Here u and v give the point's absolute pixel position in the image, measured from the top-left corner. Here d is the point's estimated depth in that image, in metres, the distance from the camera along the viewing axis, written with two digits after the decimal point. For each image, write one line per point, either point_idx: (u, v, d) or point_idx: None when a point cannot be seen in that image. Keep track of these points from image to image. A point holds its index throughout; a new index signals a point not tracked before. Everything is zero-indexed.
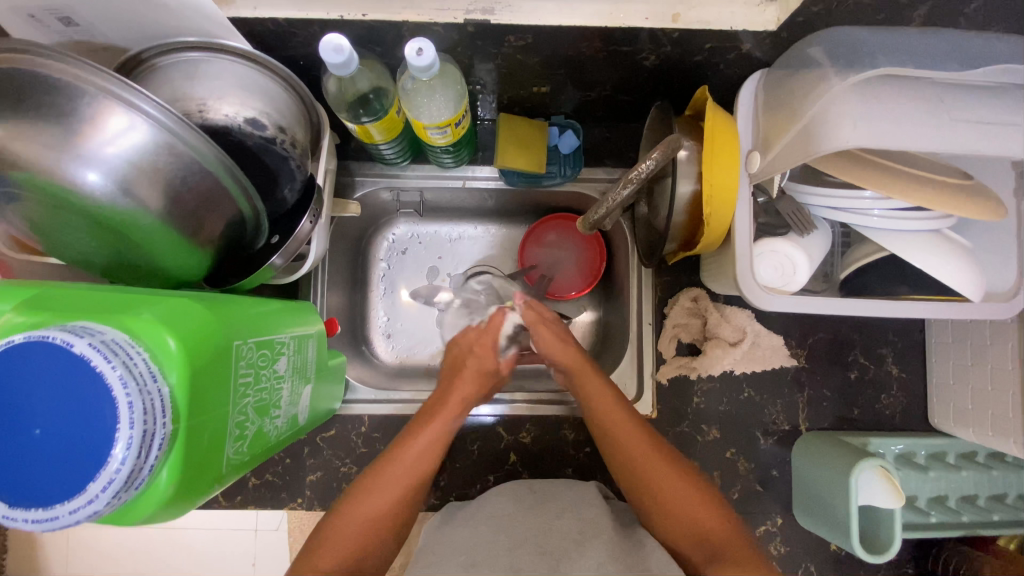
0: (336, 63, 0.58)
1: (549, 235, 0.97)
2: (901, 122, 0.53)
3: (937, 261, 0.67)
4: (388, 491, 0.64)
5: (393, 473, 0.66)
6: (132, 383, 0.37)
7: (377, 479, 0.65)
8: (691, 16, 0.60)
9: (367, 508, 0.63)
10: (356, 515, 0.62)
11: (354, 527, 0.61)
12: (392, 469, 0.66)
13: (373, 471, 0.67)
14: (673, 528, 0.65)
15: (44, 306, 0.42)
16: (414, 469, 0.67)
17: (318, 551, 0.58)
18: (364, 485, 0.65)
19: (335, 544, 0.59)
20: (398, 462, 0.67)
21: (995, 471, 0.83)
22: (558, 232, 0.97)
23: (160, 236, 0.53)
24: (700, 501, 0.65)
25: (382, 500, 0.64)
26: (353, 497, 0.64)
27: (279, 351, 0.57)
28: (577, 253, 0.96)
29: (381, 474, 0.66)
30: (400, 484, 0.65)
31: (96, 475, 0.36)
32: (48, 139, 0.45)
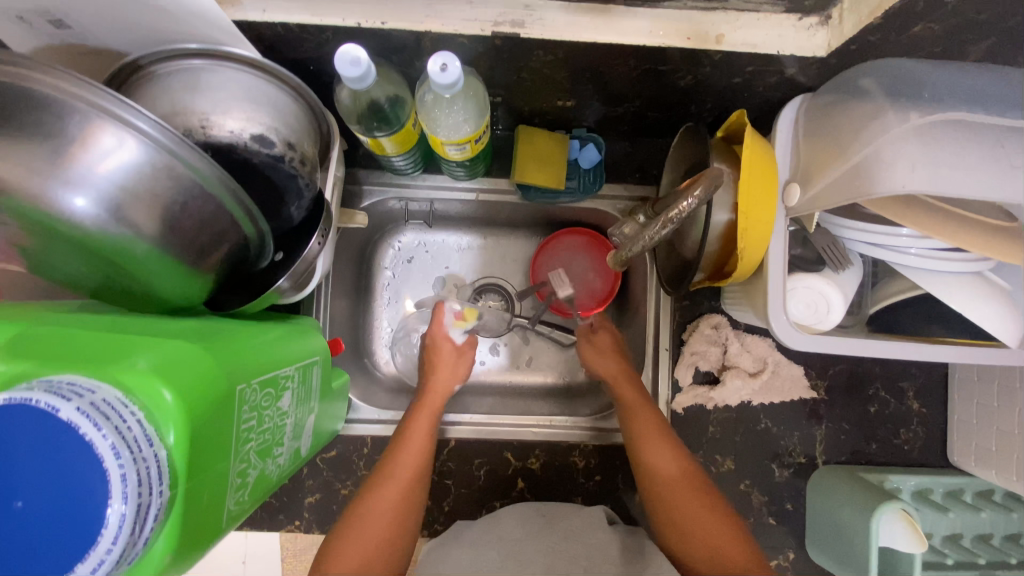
0: (353, 76, 0.53)
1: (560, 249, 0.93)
2: (958, 166, 0.50)
3: (978, 304, 0.63)
4: (392, 488, 0.65)
5: (393, 471, 0.67)
6: (125, 452, 0.33)
7: (378, 483, 0.66)
8: (735, 38, 0.56)
9: (371, 509, 0.63)
10: (365, 519, 0.62)
11: (360, 533, 0.61)
12: (390, 469, 0.67)
13: (372, 476, 0.67)
14: (689, 541, 0.64)
15: (26, 351, 0.38)
16: (413, 463, 0.68)
17: (332, 561, 0.58)
18: (364, 491, 0.65)
19: (346, 551, 0.59)
20: (396, 459, 0.68)
21: (1014, 513, 0.80)
22: (576, 246, 0.93)
23: (156, 264, 0.48)
24: (717, 520, 0.64)
25: (387, 501, 0.64)
26: (357, 504, 0.64)
27: (284, 386, 0.53)
28: (591, 268, 0.92)
29: (380, 476, 0.66)
30: (401, 480, 0.66)
31: (85, 555, 0.32)
32: (31, 160, 0.41)
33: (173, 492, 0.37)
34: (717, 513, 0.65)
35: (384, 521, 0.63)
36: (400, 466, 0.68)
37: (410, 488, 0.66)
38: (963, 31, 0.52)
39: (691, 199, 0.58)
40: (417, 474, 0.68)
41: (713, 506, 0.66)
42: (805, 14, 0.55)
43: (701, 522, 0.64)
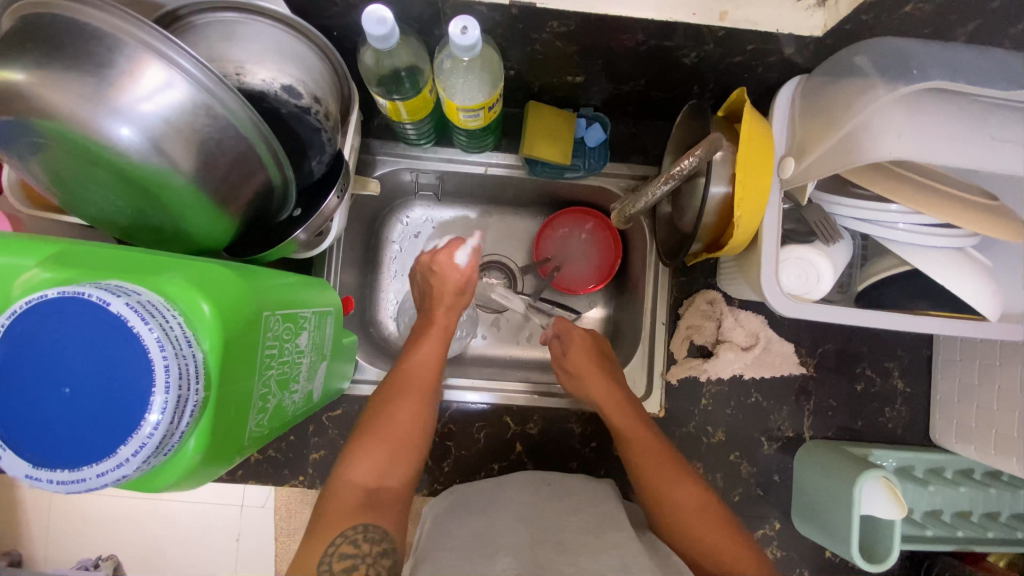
0: (378, 36, 0.56)
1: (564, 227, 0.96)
2: (940, 138, 0.54)
3: (960, 278, 0.67)
4: (411, 401, 0.69)
5: (407, 387, 0.70)
6: (169, 347, 0.36)
7: (395, 397, 0.69)
8: (738, 15, 0.60)
9: (391, 420, 0.67)
10: (384, 429, 0.66)
11: (380, 443, 0.65)
12: (408, 385, 0.71)
13: (387, 391, 0.70)
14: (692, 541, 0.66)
15: (74, 262, 0.41)
16: (425, 379, 0.72)
17: (353, 463, 0.63)
18: (380, 402, 0.69)
19: (367, 457, 0.64)
20: (410, 376, 0.72)
21: (992, 489, 0.83)
22: (579, 225, 0.96)
23: (190, 199, 0.51)
24: (728, 538, 0.65)
25: (405, 414, 0.68)
26: (375, 416, 0.67)
27: (302, 325, 0.56)
28: (594, 244, 0.96)
29: (396, 391, 0.70)
30: (417, 393, 0.70)
31: (128, 438, 0.35)
32: (81, 89, 0.44)
33: (207, 395, 0.39)
34: (725, 531, 0.66)
35: (404, 430, 0.67)
36: (416, 380, 0.72)
37: (424, 403, 0.70)
38: (949, 12, 0.56)
39: (691, 158, 0.64)
40: (428, 388, 0.72)
41: (720, 520, 0.67)
42: None
43: (708, 535, 0.65)
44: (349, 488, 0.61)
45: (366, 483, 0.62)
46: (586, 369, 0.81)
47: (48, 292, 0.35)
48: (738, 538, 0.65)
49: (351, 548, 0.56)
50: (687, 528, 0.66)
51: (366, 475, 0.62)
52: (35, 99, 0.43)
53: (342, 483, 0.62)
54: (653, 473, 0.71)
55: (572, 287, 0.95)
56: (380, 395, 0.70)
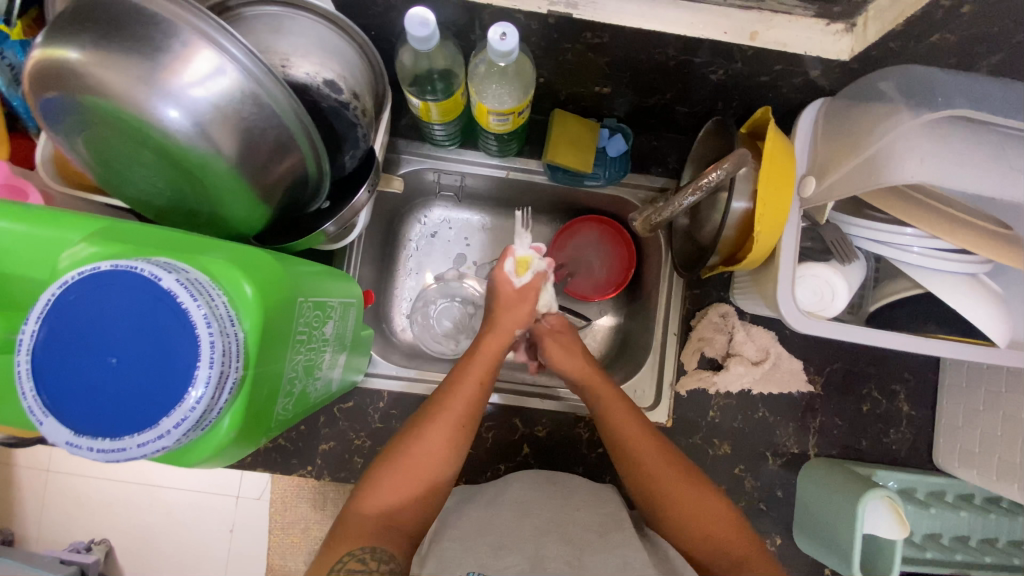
0: (420, 37, 0.58)
1: (578, 236, 0.98)
2: (961, 164, 0.55)
3: (972, 303, 0.68)
4: (438, 433, 0.68)
5: (437, 427, 0.69)
6: (215, 324, 0.37)
7: (424, 431, 0.68)
8: (768, 36, 0.62)
9: (413, 456, 0.67)
10: (408, 460, 0.66)
11: (399, 478, 0.65)
12: (440, 420, 0.69)
13: (415, 428, 0.69)
14: (681, 527, 0.66)
15: (121, 238, 0.42)
16: (460, 413, 0.71)
17: (371, 490, 0.64)
18: (410, 433, 0.68)
19: (386, 489, 0.64)
20: (447, 407, 0.70)
21: (991, 515, 0.84)
22: (592, 233, 0.97)
23: (231, 185, 0.52)
24: (717, 507, 0.66)
25: (429, 452, 0.67)
26: (400, 448, 0.67)
27: (330, 313, 0.57)
28: (605, 255, 0.97)
29: (425, 427, 0.69)
30: (449, 425, 0.69)
31: (171, 410, 0.36)
32: (136, 71, 0.45)
33: (245, 373, 0.40)
34: (712, 498, 0.68)
35: (424, 466, 0.67)
36: (449, 415, 0.70)
37: (453, 439, 0.69)
38: (975, 44, 0.57)
39: (716, 172, 0.66)
40: (462, 424, 0.70)
41: (709, 492, 0.68)
42: (832, 21, 0.61)
43: (706, 514, 0.66)
44: (358, 518, 0.62)
45: (380, 513, 0.63)
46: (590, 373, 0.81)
47: (99, 265, 0.36)
48: (720, 499, 0.68)
49: (359, 564, 0.57)
50: (686, 524, 0.66)
51: (379, 506, 0.63)
52: (91, 79, 0.45)
53: (357, 510, 0.63)
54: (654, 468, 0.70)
55: (585, 295, 0.96)
56: (411, 424, 0.70)
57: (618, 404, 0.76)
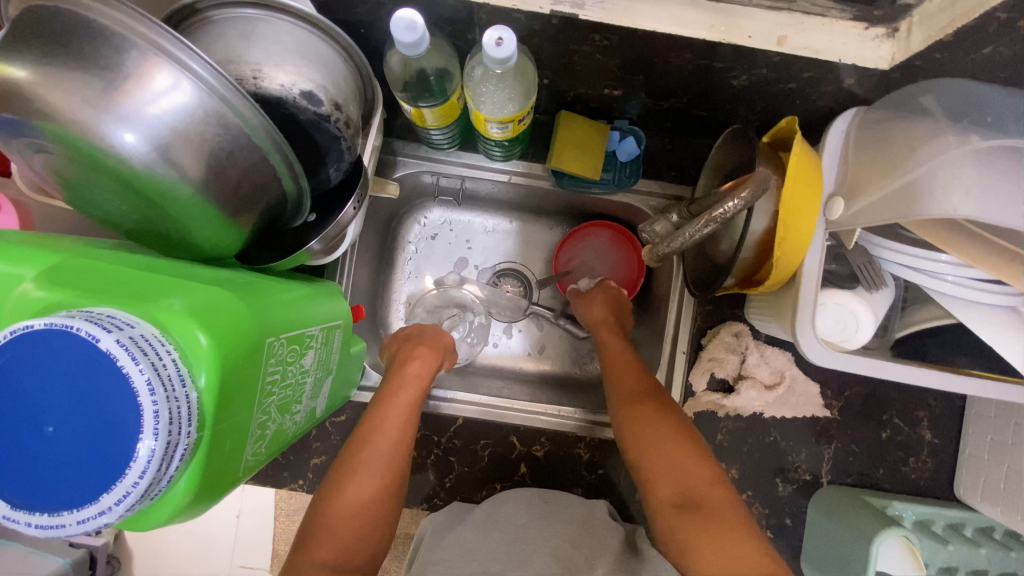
0: (407, 42, 0.52)
1: (585, 243, 0.93)
2: (1011, 197, 0.49)
3: (1009, 339, 0.62)
4: (377, 467, 0.65)
5: (376, 455, 0.66)
6: (159, 389, 0.33)
7: (363, 463, 0.65)
8: (798, 41, 0.55)
9: (354, 492, 0.63)
10: (349, 497, 0.62)
11: (344, 514, 0.61)
12: (377, 445, 0.66)
13: (352, 462, 0.65)
14: (653, 485, 0.63)
15: (70, 281, 0.38)
16: (398, 434, 0.69)
17: (319, 537, 0.59)
18: (347, 468, 0.64)
19: (330, 533, 0.59)
20: (384, 431, 0.68)
21: (1013, 552, 0.78)
22: (608, 241, 0.92)
23: (198, 210, 0.48)
24: (692, 457, 0.63)
25: (370, 482, 0.64)
26: (339, 486, 0.63)
27: (308, 344, 0.53)
28: (615, 263, 0.93)
29: (361, 457, 0.65)
30: (389, 459, 0.66)
31: (112, 486, 0.32)
32: (85, 92, 0.40)
33: (200, 435, 0.37)
34: (693, 453, 0.63)
35: (369, 500, 0.63)
36: (385, 441, 0.67)
37: (392, 463, 0.66)
38: None
39: (737, 201, 0.59)
40: (401, 447, 0.68)
41: (693, 446, 0.64)
42: (872, 25, 0.54)
43: (681, 466, 0.62)
44: (310, 567, 0.56)
45: (330, 559, 0.57)
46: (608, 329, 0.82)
47: (34, 323, 0.33)
48: (703, 457, 0.63)
49: None
50: (660, 482, 0.62)
51: (327, 552, 0.57)
52: (35, 99, 0.40)
53: (304, 560, 0.56)
54: (638, 422, 0.68)
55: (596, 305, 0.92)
56: (346, 460, 0.65)
57: (628, 371, 0.75)
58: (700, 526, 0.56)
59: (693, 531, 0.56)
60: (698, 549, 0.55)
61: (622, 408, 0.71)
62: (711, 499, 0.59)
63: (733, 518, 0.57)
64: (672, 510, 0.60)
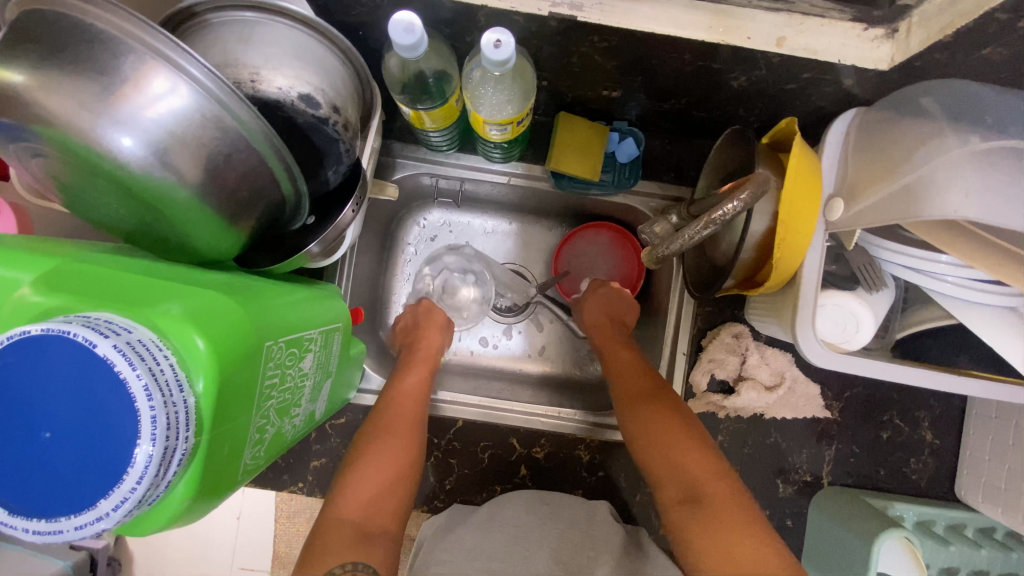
0: (405, 45, 0.52)
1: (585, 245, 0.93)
2: (1012, 198, 0.49)
3: (1009, 340, 0.62)
4: (399, 433, 0.67)
5: (396, 423, 0.68)
6: (157, 395, 0.33)
7: (385, 429, 0.67)
8: (797, 42, 0.55)
9: (380, 453, 0.64)
10: (376, 457, 0.64)
11: (370, 474, 0.62)
12: (395, 415, 0.69)
13: (374, 428, 0.67)
14: (660, 485, 0.63)
15: (66, 287, 0.38)
16: (412, 407, 0.72)
17: (348, 493, 0.60)
18: (369, 437, 0.66)
19: (357, 488, 0.60)
20: (398, 404, 0.71)
21: (1014, 553, 0.78)
22: (607, 241, 0.92)
23: (195, 214, 0.47)
24: (692, 452, 0.62)
25: (394, 443, 0.66)
26: (364, 448, 0.65)
27: (307, 347, 0.53)
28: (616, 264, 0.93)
29: (383, 425, 0.68)
30: (407, 427, 0.69)
31: (109, 492, 0.32)
32: (82, 96, 0.40)
33: (198, 440, 0.37)
34: (694, 448, 0.63)
35: (394, 460, 0.65)
36: (401, 415, 0.70)
37: (411, 432, 0.69)
38: None
39: (736, 203, 0.59)
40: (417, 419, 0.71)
41: (696, 444, 0.63)
42: (871, 25, 0.54)
43: (683, 463, 0.62)
44: (337, 523, 0.56)
45: (359, 514, 0.58)
46: (604, 333, 0.82)
47: (30, 329, 0.33)
48: (704, 452, 0.62)
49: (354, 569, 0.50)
50: (665, 478, 0.63)
51: (355, 508, 0.59)
52: (32, 103, 0.40)
53: (334, 515, 0.57)
54: (645, 426, 0.68)
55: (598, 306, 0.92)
56: (368, 429, 0.68)
57: (629, 369, 0.75)
58: (706, 522, 0.56)
59: (698, 529, 0.56)
60: (702, 541, 0.55)
61: (624, 404, 0.72)
62: (714, 493, 0.58)
63: (739, 515, 0.56)
64: (678, 505, 0.60)
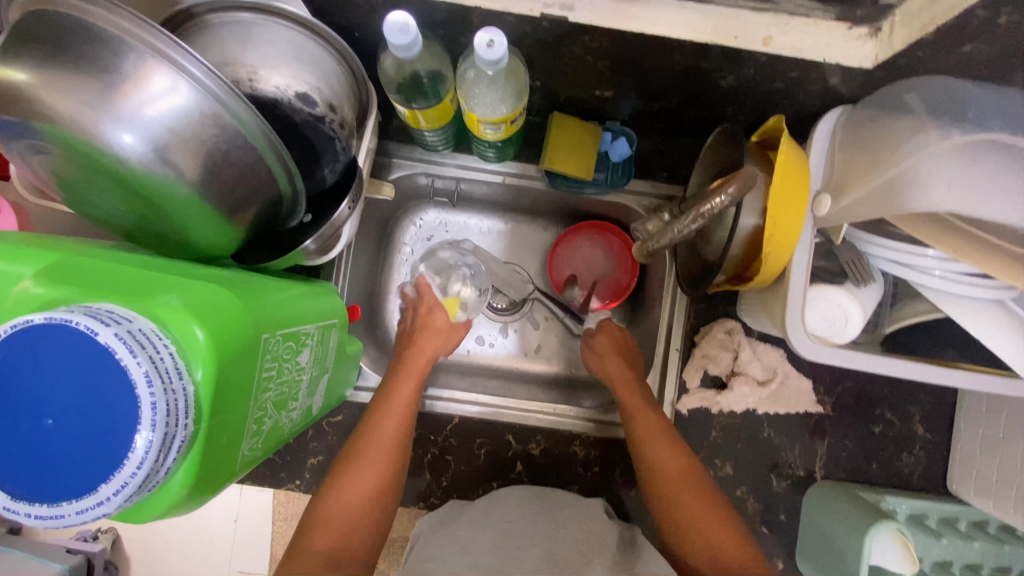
0: (400, 44, 0.53)
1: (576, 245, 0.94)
2: (994, 190, 0.50)
3: (994, 332, 0.63)
4: (376, 461, 0.65)
5: (375, 446, 0.67)
6: (157, 382, 0.34)
7: (364, 454, 0.66)
8: (783, 41, 0.56)
9: (356, 483, 0.63)
10: (351, 487, 0.63)
11: (343, 504, 0.62)
12: (377, 435, 0.68)
13: (353, 452, 0.66)
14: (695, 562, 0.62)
15: (68, 279, 0.39)
16: (396, 429, 0.69)
17: (319, 526, 0.59)
18: (348, 459, 0.66)
19: (328, 518, 0.60)
20: (381, 426, 0.69)
21: (1007, 546, 0.79)
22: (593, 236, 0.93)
23: (194, 210, 0.48)
24: (731, 535, 0.62)
25: (371, 471, 0.65)
26: (340, 474, 0.64)
27: (304, 342, 0.54)
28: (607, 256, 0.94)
29: (363, 449, 0.66)
30: (388, 451, 0.67)
31: (110, 476, 0.33)
32: (84, 93, 0.41)
33: (196, 427, 0.38)
34: (730, 531, 0.63)
35: (368, 491, 0.64)
36: (383, 436, 0.68)
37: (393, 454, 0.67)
38: (1011, 54, 0.52)
39: (723, 197, 0.60)
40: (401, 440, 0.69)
41: (731, 526, 0.63)
42: (856, 24, 0.55)
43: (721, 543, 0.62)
44: (306, 555, 0.56)
45: (329, 548, 0.57)
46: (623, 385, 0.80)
47: (33, 317, 0.33)
48: (741, 537, 0.62)
49: None
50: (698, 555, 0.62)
51: (326, 541, 0.58)
52: (35, 101, 0.41)
53: (303, 549, 0.57)
54: (676, 500, 0.67)
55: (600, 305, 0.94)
56: (349, 451, 0.67)
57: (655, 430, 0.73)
58: None
59: None
60: None
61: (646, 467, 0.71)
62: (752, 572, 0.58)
63: None
64: None
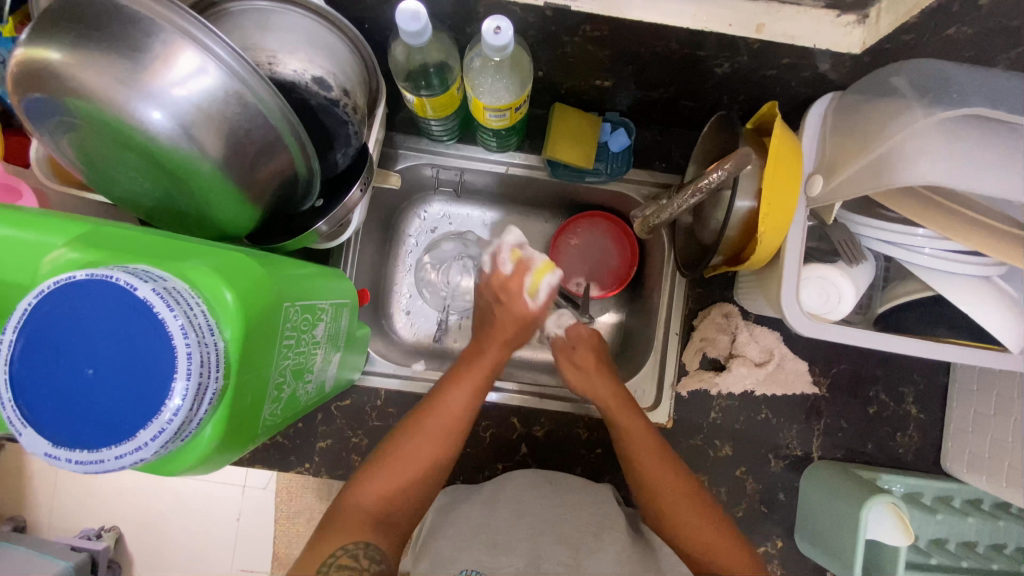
0: (411, 31, 0.56)
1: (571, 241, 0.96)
2: (975, 165, 0.53)
3: (981, 308, 0.66)
4: (433, 438, 0.68)
5: (437, 423, 0.69)
6: (192, 335, 0.36)
7: (421, 427, 0.68)
8: (775, 29, 0.59)
9: (409, 452, 0.66)
10: (403, 457, 0.66)
11: (394, 471, 0.65)
12: (441, 411, 0.70)
13: (412, 421, 0.69)
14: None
15: (101, 244, 0.41)
16: (459, 410, 0.71)
17: (365, 486, 0.63)
18: (410, 427, 0.68)
19: (377, 480, 0.64)
20: (445, 408, 0.70)
21: (1000, 521, 0.81)
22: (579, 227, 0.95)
23: (217, 185, 0.51)
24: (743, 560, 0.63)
25: (426, 445, 0.67)
26: (397, 441, 0.67)
27: (320, 316, 0.56)
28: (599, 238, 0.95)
29: (424, 422, 0.69)
30: (446, 431, 0.69)
31: (147, 423, 0.35)
32: (116, 71, 0.44)
33: (225, 383, 0.40)
34: (740, 556, 0.63)
35: (420, 463, 0.66)
36: (445, 415, 0.70)
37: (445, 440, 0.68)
38: (992, 37, 0.55)
39: (719, 172, 0.64)
40: (461, 424, 0.70)
41: (740, 549, 0.64)
42: (843, 12, 0.58)
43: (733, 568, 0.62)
44: (351, 511, 0.61)
45: (373, 508, 0.62)
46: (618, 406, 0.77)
47: (75, 274, 0.36)
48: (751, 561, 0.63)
49: (351, 561, 0.55)
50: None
51: (372, 501, 0.62)
52: (71, 79, 0.44)
53: (350, 503, 0.62)
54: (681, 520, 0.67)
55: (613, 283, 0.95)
56: (410, 419, 0.70)
57: (659, 457, 0.72)
58: None
59: None
60: None
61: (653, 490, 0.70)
62: None
63: None
64: None
